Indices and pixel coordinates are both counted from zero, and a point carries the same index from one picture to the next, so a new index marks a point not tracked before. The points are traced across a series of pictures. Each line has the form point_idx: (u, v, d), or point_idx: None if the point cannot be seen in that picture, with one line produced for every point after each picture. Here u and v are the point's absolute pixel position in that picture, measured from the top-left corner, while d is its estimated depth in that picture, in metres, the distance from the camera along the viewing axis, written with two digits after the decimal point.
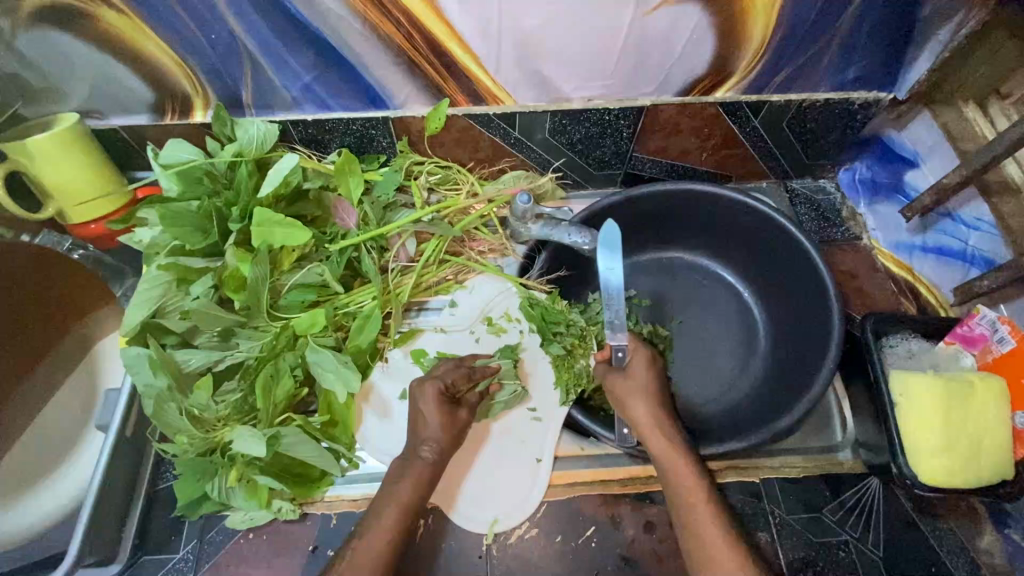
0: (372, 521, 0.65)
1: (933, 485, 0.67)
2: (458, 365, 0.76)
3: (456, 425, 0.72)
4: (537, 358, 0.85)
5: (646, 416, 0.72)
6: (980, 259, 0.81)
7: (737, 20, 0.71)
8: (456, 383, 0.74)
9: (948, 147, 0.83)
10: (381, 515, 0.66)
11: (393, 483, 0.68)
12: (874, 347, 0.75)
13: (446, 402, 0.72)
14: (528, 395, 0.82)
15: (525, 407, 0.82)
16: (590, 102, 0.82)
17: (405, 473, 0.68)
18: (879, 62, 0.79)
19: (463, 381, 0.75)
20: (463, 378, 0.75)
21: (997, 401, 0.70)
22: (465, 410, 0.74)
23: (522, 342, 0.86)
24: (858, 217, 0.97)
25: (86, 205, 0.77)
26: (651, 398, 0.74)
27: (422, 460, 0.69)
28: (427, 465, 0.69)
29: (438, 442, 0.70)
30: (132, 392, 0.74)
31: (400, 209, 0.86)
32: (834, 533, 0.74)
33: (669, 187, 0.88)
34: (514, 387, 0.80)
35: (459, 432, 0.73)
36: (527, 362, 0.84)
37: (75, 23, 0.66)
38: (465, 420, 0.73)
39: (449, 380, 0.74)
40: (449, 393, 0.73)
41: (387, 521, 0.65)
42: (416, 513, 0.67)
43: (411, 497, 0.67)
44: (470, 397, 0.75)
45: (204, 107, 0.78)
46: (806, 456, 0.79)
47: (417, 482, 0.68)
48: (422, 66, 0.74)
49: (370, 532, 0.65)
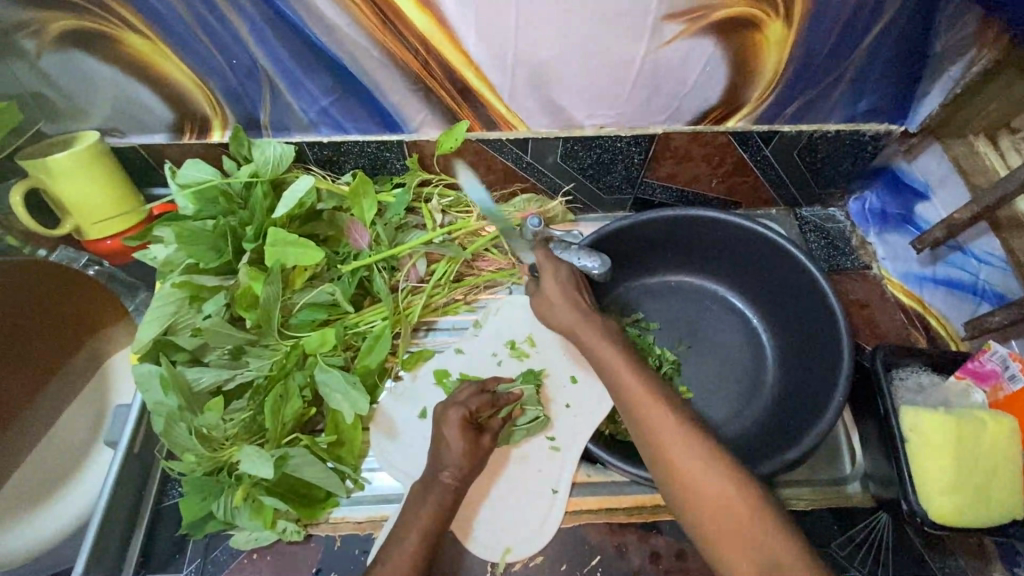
0: (395, 547, 0.65)
1: (943, 523, 0.67)
2: (475, 391, 0.76)
3: (475, 446, 0.73)
4: (559, 384, 0.84)
5: (561, 312, 0.77)
6: (991, 294, 0.80)
7: (751, 53, 0.72)
8: (480, 409, 0.75)
9: (959, 181, 0.82)
10: (400, 539, 0.66)
11: (409, 518, 0.68)
12: (885, 379, 0.75)
13: (469, 428, 0.73)
14: (551, 423, 0.82)
15: (544, 438, 0.81)
16: (602, 129, 0.83)
17: (425, 500, 0.69)
18: (890, 95, 0.80)
19: (486, 408, 0.76)
20: (487, 404, 0.76)
21: (1010, 440, 0.69)
22: (489, 436, 0.74)
23: (545, 368, 0.86)
24: (868, 245, 0.97)
25: (103, 222, 0.78)
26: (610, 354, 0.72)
27: (442, 484, 0.70)
28: (448, 492, 0.69)
29: (457, 467, 0.71)
30: (142, 408, 0.74)
31: (411, 230, 0.87)
32: (843, 569, 0.73)
33: (676, 214, 0.90)
34: (536, 413, 0.80)
35: (480, 458, 0.73)
36: (550, 388, 0.84)
37: (100, 45, 0.67)
38: (489, 446, 0.74)
39: (472, 406, 0.74)
40: (472, 419, 0.74)
41: (408, 546, 0.65)
42: (434, 542, 0.66)
43: (428, 526, 0.67)
44: (493, 423, 0.76)
45: (221, 127, 0.79)
46: (815, 488, 0.78)
47: (438, 508, 0.68)
48: (438, 92, 0.75)
49: (390, 561, 0.63)
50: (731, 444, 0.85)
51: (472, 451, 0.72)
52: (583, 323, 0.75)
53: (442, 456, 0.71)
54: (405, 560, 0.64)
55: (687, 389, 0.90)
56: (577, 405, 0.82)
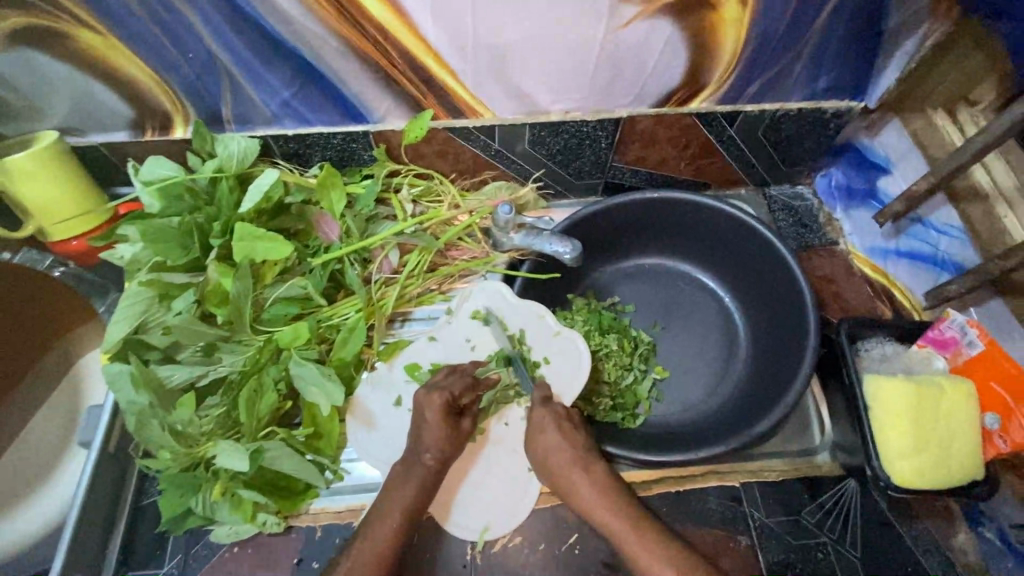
0: (375, 526, 0.68)
1: (904, 486, 0.69)
2: (457, 375, 0.78)
3: (456, 431, 0.76)
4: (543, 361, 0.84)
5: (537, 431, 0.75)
6: (950, 264, 0.82)
7: (709, 34, 0.73)
8: (461, 394, 0.77)
9: (919, 155, 0.85)
10: (384, 515, 0.69)
11: (388, 495, 0.71)
12: (849, 350, 0.77)
13: (451, 415, 0.75)
14: (514, 403, 0.83)
15: (519, 404, 0.83)
16: (567, 114, 0.83)
17: (408, 481, 0.71)
18: (849, 72, 0.81)
19: (467, 391, 0.77)
20: (467, 388, 0.77)
21: (968, 402, 0.71)
22: (468, 419, 0.78)
23: (527, 343, 0.86)
24: (835, 221, 0.99)
25: (66, 222, 0.77)
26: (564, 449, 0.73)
27: (425, 464, 0.72)
28: (431, 474, 0.72)
29: (438, 449, 0.73)
30: (115, 408, 0.74)
31: (382, 221, 0.88)
32: (813, 535, 0.75)
33: (646, 197, 0.90)
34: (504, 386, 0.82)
35: (461, 441, 0.76)
36: (534, 361, 0.85)
37: (51, 42, 0.66)
38: (467, 429, 0.77)
39: (454, 391, 0.76)
40: (453, 404, 0.76)
41: (391, 526, 0.68)
42: (414, 519, 0.70)
43: (412, 500, 0.70)
44: (473, 406, 0.79)
45: (184, 123, 0.79)
46: (785, 459, 0.80)
47: (420, 486, 0.71)
48: (399, 81, 0.75)
49: (372, 538, 0.67)
50: (704, 421, 0.87)
51: (453, 437, 0.74)
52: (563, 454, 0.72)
53: (423, 439, 0.73)
54: (389, 530, 0.68)
55: (662, 368, 0.91)
56: (557, 387, 0.83)
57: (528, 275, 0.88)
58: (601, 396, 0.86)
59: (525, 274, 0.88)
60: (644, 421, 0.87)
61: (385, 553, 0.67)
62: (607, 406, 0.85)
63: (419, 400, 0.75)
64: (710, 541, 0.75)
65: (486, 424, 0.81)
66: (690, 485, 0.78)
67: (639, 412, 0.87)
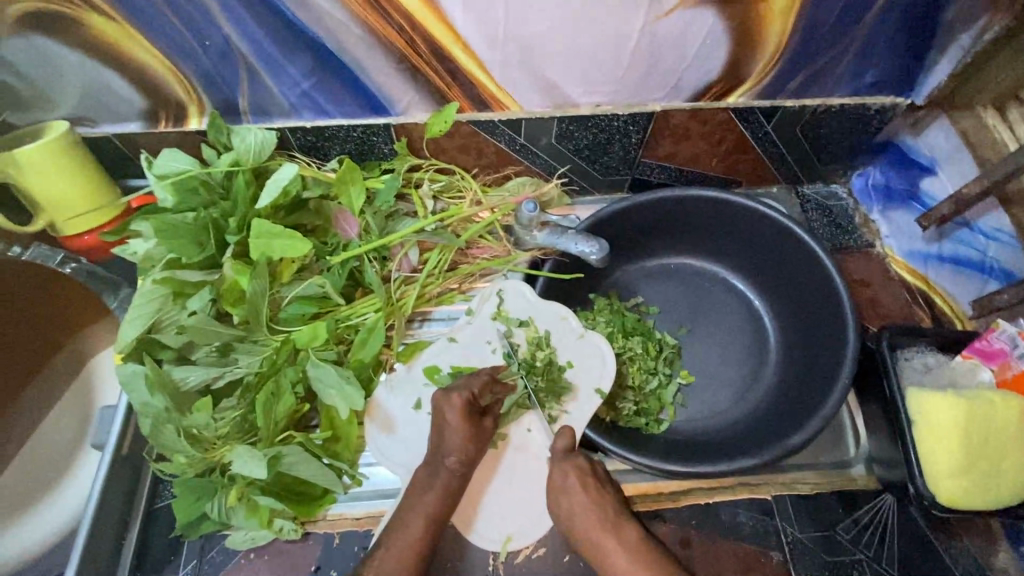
0: (398, 533, 0.66)
1: (950, 505, 0.66)
2: (475, 377, 0.75)
3: (480, 432, 0.73)
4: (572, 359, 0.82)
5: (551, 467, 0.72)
6: (998, 271, 0.80)
7: (753, 25, 0.68)
8: (482, 393, 0.74)
9: (970, 155, 0.81)
10: (407, 522, 0.67)
11: (410, 502, 0.69)
12: (891, 359, 0.73)
13: (475, 419, 0.73)
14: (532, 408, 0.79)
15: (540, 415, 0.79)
16: (598, 108, 0.79)
17: (429, 487, 0.69)
18: (898, 66, 0.76)
19: (486, 391, 0.75)
20: (487, 385, 0.75)
21: (1018, 419, 0.68)
22: (491, 419, 0.75)
23: (552, 342, 0.83)
24: (871, 223, 0.94)
25: (78, 216, 0.74)
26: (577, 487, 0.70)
27: (447, 469, 0.70)
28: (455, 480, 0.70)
29: (460, 451, 0.71)
30: (128, 409, 0.72)
31: (401, 217, 0.84)
32: (848, 552, 0.73)
33: (677, 194, 0.87)
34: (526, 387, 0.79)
35: (484, 440, 0.73)
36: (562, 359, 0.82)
37: (61, 28, 0.63)
38: (490, 428, 0.74)
39: (473, 391, 0.74)
40: (473, 404, 0.73)
41: (413, 532, 0.66)
42: (437, 527, 0.68)
43: (435, 508, 0.68)
44: (495, 406, 0.76)
45: (199, 114, 0.76)
46: (819, 472, 0.77)
47: (443, 492, 0.69)
48: (425, 72, 0.71)
49: (395, 547, 0.65)
50: (733, 429, 0.84)
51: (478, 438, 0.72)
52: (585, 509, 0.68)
53: (444, 440, 0.71)
54: (412, 537, 0.66)
55: (688, 373, 0.88)
56: (586, 390, 0.80)
57: (551, 275, 0.85)
58: (626, 400, 0.83)
59: (547, 273, 0.85)
60: (669, 427, 0.84)
61: (409, 561, 0.65)
62: (630, 412, 0.83)
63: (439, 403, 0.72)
64: (740, 556, 0.73)
65: (507, 428, 0.79)
66: (720, 497, 0.76)
67: (664, 418, 0.84)
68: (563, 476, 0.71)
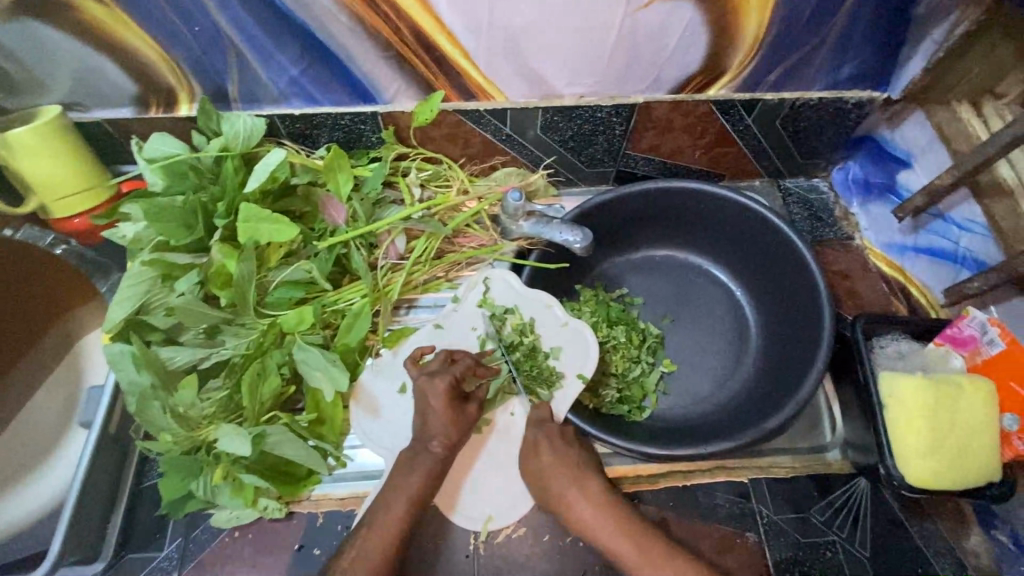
0: (381, 516, 0.67)
1: (920, 486, 0.67)
2: (460, 360, 0.77)
3: (462, 418, 0.74)
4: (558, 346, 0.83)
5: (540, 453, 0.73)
6: (971, 261, 0.81)
7: (731, 18, 0.70)
8: (465, 377, 0.76)
9: (942, 148, 0.83)
10: (389, 504, 0.68)
11: (394, 484, 0.70)
12: (864, 346, 0.75)
13: (456, 402, 0.74)
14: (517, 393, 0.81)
15: (525, 398, 0.80)
16: (582, 99, 0.81)
17: (412, 469, 0.70)
18: (873, 60, 0.78)
19: (470, 375, 0.77)
20: (471, 369, 0.77)
21: (986, 403, 0.70)
22: (474, 404, 0.75)
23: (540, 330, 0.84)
24: (851, 216, 0.96)
25: (64, 199, 0.75)
26: (565, 470, 0.72)
27: (430, 453, 0.71)
28: (436, 460, 0.71)
29: (442, 432, 0.72)
30: (115, 389, 0.73)
31: (389, 205, 0.86)
32: (821, 533, 0.74)
33: (660, 186, 0.89)
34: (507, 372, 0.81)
35: (467, 425, 0.74)
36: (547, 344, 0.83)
37: (53, 12, 0.64)
38: (474, 415, 0.75)
39: (456, 375, 0.75)
40: (457, 387, 0.75)
41: (394, 513, 0.67)
42: (418, 511, 0.69)
43: (417, 490, 0.69)
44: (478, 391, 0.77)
45: (189, 100, 0.77)
46: (795, 456, 0.79)
47: (426, 476, 0.70)
48: (411, 61, 0.73)
49: (376, 528, 0.66)
50: (713, 415, 0.85)
51: (460, 424, 0.73)
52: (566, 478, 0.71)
53: (429, 424, 0.73)
54: (392, 521, 0.67)
55: (671, 361, 0.90)
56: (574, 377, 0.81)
57: (535, 264, 0.86)
58: (608, 389, 0.85)
59: (533, 262, 0.87)
60: (651, 414, 0.85)
61: (389, 542, 0.66)
62: (613, 399, 0.84)
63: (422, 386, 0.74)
64: (717, 537, 0.74)
65: (491, 412, 0.80)
66: (698, 479, 0.77)
67: (646, 405, 0.86)
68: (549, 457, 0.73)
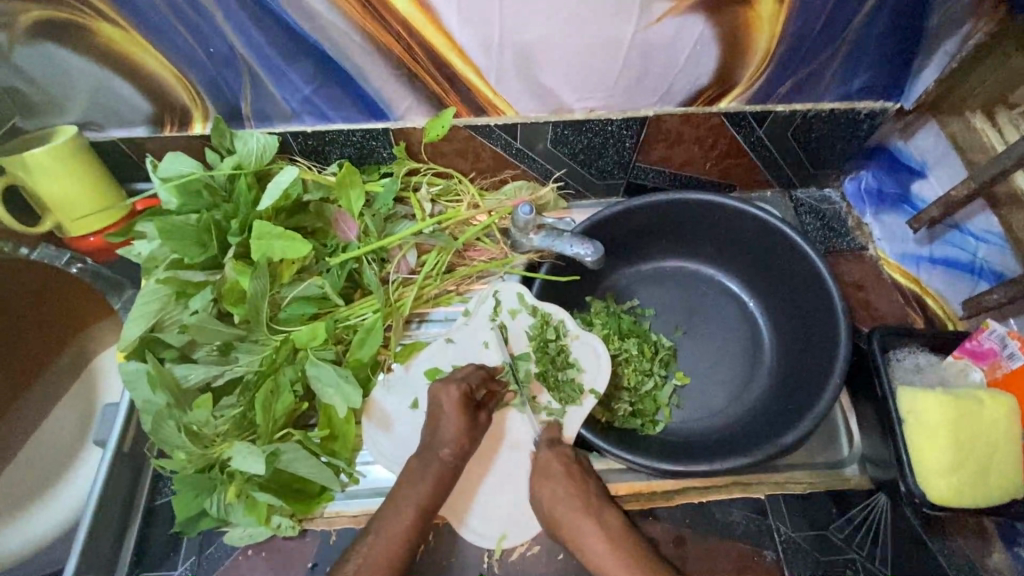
0: (384, 519, 0.68)
1: (941, 504, 0.66)
2: (470, 369, 0.77)
3: (474, 426, 0.73)
4: (585, 350, 0.83)
5: (549, 487, 0.71)
6: (989, 272, 0.80)
7: (742, 32, 0.70)
8: (477, 387, 0.75)
9: (956, 158, 0.82)
10: (397, 512, 0.68)
11: (405, 483, 0.70)
12: (883, 361, 0.74)
13: (468, 406, 0.73)
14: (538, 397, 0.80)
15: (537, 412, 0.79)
16: (593, 113, 0.81)
17: (420, 474, 0.70)
18: (886, 71, 0.78)
19: (482, 384, 0.76)
20: (484, 381, 0.76)
21: (1007, 418, 0.69)
22: (485, 412, 0.75)
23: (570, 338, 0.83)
24: (864, 226, 0.95)
25: (88, 217, 0.76)
26: (574, 508, 0.69)
27: (440, 459, 0.71)
28: (445, 468, 0.70)
29: (455, 442, 0.71)
30: (130, 407, 0.74)
31: (400, 220, 0.86)
32: (841, 551, 0.73)
33: (670, 199, 0.88)
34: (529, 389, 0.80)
35: (477, 436, 0.74)
36: (577, 349, 0.83)
37: (71, 35, 0.65)
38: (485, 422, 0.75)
39: (471, 382, 0.75)
40: (469, 396, 0.74)
41: (402, 520, 0.67)
42: (427, 516, 0.69)
43: (428, 493, 0.69)
44: (489, 401, 0.77)
45: (203, 119, 0.78)
46: (812, 472, 0.78)
47: (436, 477, 0.69)
48: (422, 77, 0.73)
49: (386, 531, 0.67)
50: (728, 429, 0.84)
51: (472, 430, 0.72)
52: (580, 529, 0.68)
53: (439, 431, 0.72)
54: (404, 523, 0.67)
55: (683, 374, 0.89)
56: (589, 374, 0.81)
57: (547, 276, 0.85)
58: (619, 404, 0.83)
59: (543, 275, 0.86)
60: (664, 428, 0.84)
61: (396, 547, 0.66)
62: (626, 413, 0.83)
63: (435, 392, 0.73)
64: (735, 555, 0.73)
65: (500, 428, 0.79)
66: (715, 496, 0.76)
67: (659, 419, 0.85)
68: (558, 489, 0.71)
